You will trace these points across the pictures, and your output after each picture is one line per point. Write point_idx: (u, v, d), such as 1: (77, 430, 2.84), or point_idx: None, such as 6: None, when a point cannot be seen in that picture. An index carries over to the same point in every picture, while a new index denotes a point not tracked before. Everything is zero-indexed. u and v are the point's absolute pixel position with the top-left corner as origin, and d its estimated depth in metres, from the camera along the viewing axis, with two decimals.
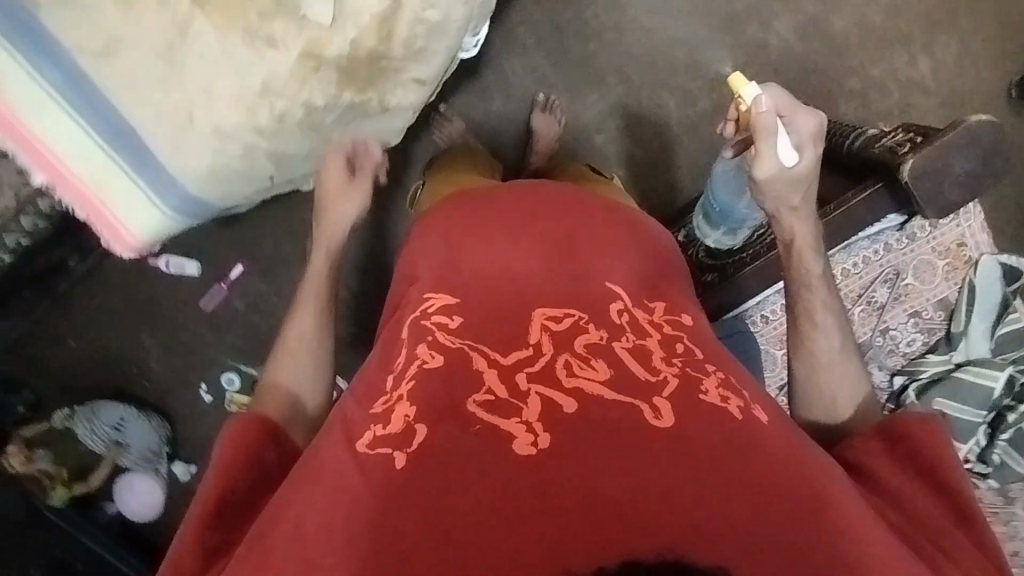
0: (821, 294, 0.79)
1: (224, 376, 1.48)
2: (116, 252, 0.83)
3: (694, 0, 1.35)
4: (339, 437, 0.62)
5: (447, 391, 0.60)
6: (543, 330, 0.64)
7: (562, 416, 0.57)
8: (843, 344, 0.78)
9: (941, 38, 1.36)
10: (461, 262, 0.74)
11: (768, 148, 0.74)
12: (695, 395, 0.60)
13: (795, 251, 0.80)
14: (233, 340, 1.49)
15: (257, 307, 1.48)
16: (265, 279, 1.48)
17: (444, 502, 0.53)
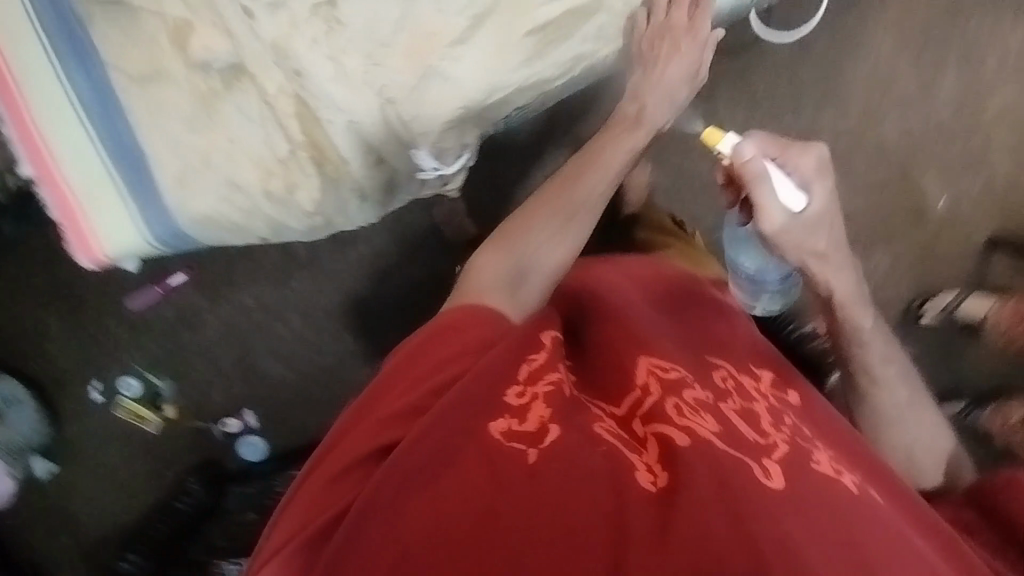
0: (878, 349, 0.88)
1: (125, 379, 1.54)
2: (77, 260, 0.80)
3: (677, 155, 1.37)
4: (473, 407, 0.63)
5: (579, 418, 0.66)
6: (650, 374, 0.74)
7: (678, 450, 0.63)
8: (907, 396, 0.89)
9: (881, 251, 1.38)
10: (595, 328, 0.86)
11: (767, 195, 0.74)
12: (808, 465, 0.66)
13: (840, 310, 0.84)
14: (150, 348, 1.54)
15: (187, 320, 1.54)
16: (203, 294, 1.54)
17: (573, 492, 0.57)
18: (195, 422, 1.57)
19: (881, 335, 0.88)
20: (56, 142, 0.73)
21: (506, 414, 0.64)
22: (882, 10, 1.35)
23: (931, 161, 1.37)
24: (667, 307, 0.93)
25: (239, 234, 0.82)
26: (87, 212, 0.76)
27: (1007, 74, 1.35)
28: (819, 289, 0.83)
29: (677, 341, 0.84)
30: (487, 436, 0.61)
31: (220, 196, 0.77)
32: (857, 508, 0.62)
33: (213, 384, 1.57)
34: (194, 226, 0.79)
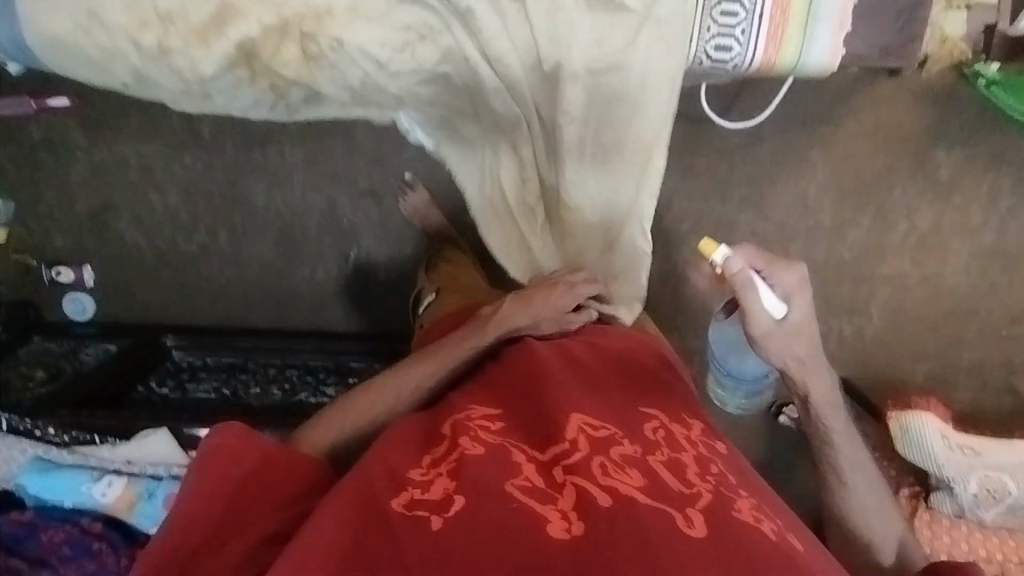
0: (846, 449, 0.88)
1: None
2: None
3: None
4: (377, 484, 0.65)
5: (485, 474, 0.64)
6: (580, 432, 0.69)
7: (594, 506, 0.59)
8: (874, 496, 0.90)
9: None
10: (505, 380, 0.82)
11: (757, 306, 0.77)
12: (728, 513, 0.61)
13: (816, 412, 0.86)
14: (4, 161, 1.42)
15: (56, 149, 1.41)
16: (83, 129, 1.40)
17: (513, 560, 0.55)
18: (26, 257, 1.46)
19: (848, 428, 0.89)
20: None
21: (409, 486, 0.65)
22: (834, 140, 1.39)
23: (818, 292, 1.47)
24: (623, 370, 0.85)
25: (98, 69, 0.89)
26: None
27: (909, 245, 1.44)
28: (795, 391, 0.85)
29: (620, 395, 0.79)
30: (390, 509, 0.61)
31: (80, 25, 0.85)
32: (780, 558, 0.58)
33: (60, 226, 1.45)
34: (48, 43, 0.86)
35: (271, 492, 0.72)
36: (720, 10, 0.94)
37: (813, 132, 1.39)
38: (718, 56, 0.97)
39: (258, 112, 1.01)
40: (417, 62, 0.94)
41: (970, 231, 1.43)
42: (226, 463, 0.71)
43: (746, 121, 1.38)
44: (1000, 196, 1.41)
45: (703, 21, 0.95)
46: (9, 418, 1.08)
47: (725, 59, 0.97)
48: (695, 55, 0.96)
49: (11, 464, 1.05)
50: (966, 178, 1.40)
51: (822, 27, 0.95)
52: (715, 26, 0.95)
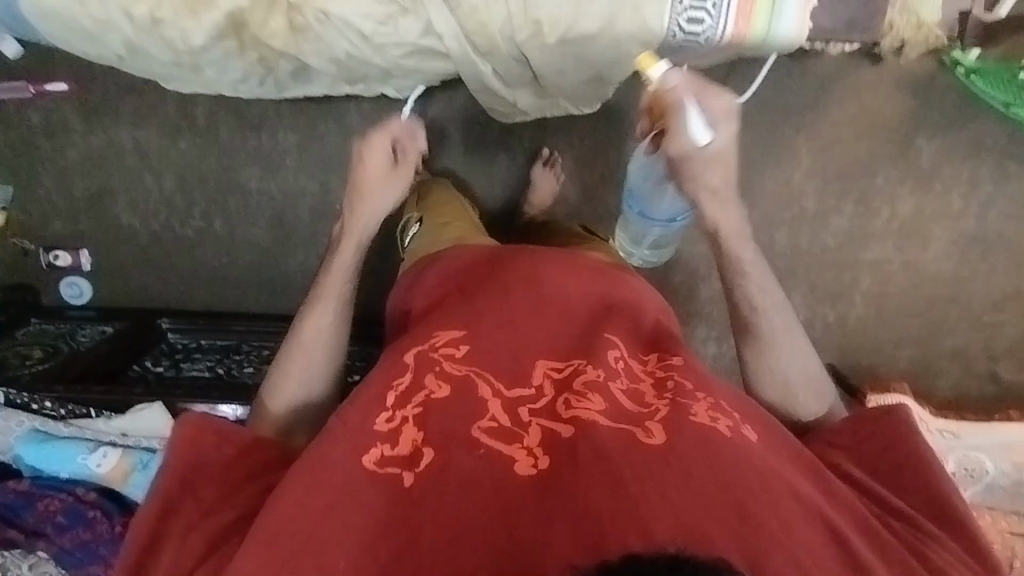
0: (756, 279, 0.90)
1: None
2: None
3: (596, 182, 1.46)
4: (343, 437, 0.69)
5: (450, 419, 0.70)
6: (546, 374, 0.75)
7: (559, 441, 0.68)
8: (787, 325, 0.91)
9: (732, 338, 1.51)
10: (467, 305, 0.84)
11: (677, 129, 0.82)
12: (685, 418, 0.71)
13: (725, 244, 0.90)
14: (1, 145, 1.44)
15: (53, 133, 1.44)
16: (80, 112, 1.43)
17: (478, 505, 0.63)
18: (23, 240, 1.49)
19: (764, 264, 0.91)
20: None
21: (377, 441, 0.69)
22: (817, 128, 1.42)
23: (803, 278, 1.50)
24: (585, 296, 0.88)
25: (89, 40, 0.94)
26: None
27: (892, 232, 1.47)
28: (710, 221, 0.90)
29: (584, 320, 0.83)
30: (359, 467, 0.67)
31: None
32: (731, 452, 0.69)
33: (57, 209, 1.48)
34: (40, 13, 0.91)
35: (237, 463, 0.76)
36: None
37: (798, 121, 1.41)
38: (690, 29, 0.97)
39: (247, 85, 1.05)
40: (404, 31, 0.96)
41: (953, 217, 1.46)
42: (192, 449, 0.75)
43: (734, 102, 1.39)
44: (982, 183, 1.44)
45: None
46: (7, 391, 1.11)
47: (698, 32, 0.98)
48: (670, 28, 0.97)
49: (7, 435, 1.07)
50: (949, 165, 1.43)
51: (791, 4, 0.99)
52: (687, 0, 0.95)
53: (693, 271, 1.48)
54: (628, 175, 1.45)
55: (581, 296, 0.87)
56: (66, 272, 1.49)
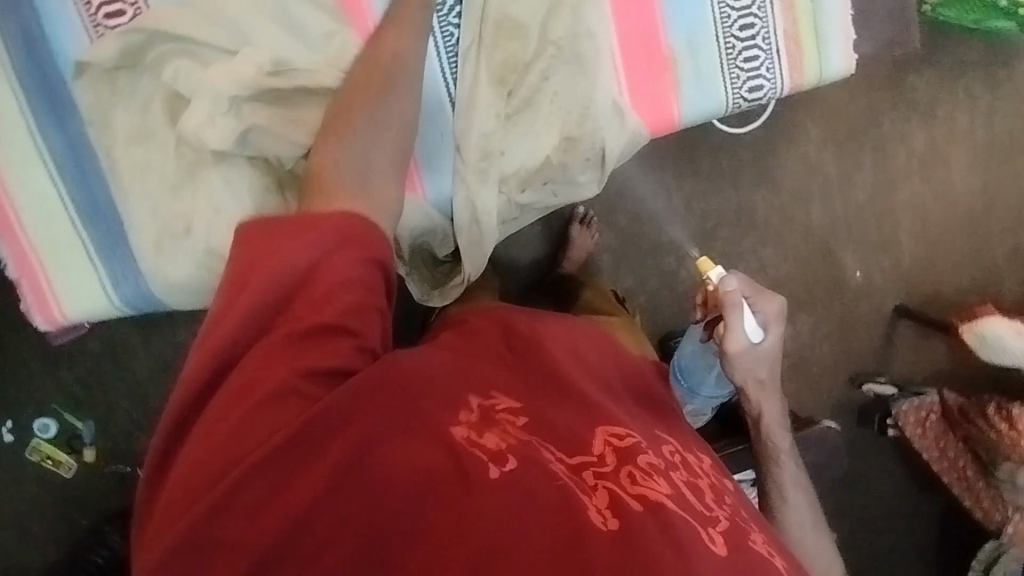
0: (790, 471, 0.93)
1: (40, 421, 1.46)
2: (34, 324, 0.92)
3: (633, 218, 1.45)
4: (438, 410, 0.63)
5: (529, 445, 0.62)
6: (607, 445, 0.67)
7: (629, 510, 0.58)
8: (811, 520, 0.94)
9: (804, 315, 1.54)
10: (518, 367, 0.79)
11: (733, 325, 0.78)
12: (745, 542, 0.63)
13: (766, 433, 0.91)
14: (70, 384, 1.46)
15: (116, 356, 1.47)
16: (136, 330, 1.47)
17: (541, 532, 0.54)
18: (116, 466, 1.49)
19: (798, 461, 0.95)
20: (37, 218, 0.89)
21: (461, 424, 0.63)
22: (813, 101, 1.48)
23: (849, 238, 1.54)
24: (621, 388, 0.85)
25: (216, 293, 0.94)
26: (53, 282, 0.90)
27: (914, 168, 1.53)
28: (751, 413, 0.90)
29: (623, 404, 0.80)
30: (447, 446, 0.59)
31: (195, 263, 0.91)
32: None
33: (140, 426, 1.49)
34: (164, 290, 0.92)
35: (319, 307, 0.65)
36: (744, 57, 1.00)
37: (794, 102, 1.48)
38: (753, 96, 1.01)
39: None
40: (486, 175, 0.92)
41: (962, 137, 1.53)
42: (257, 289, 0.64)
43: (745, 124, 1.47)
44: (973, 98, 1.52)
45: (731, 73, 1.00)
46: None
47: (760, 97, 1.02)
48: (733, 102, 1.01)
49: None
50: (940, 94, 1.51)
51: (834, 38, 1.03)
52: (743, 73, 1.00)
53: (746, 267, 1.51)
54: (657, 204, 1.47)
55: (616, 388, 0.84)
56: None
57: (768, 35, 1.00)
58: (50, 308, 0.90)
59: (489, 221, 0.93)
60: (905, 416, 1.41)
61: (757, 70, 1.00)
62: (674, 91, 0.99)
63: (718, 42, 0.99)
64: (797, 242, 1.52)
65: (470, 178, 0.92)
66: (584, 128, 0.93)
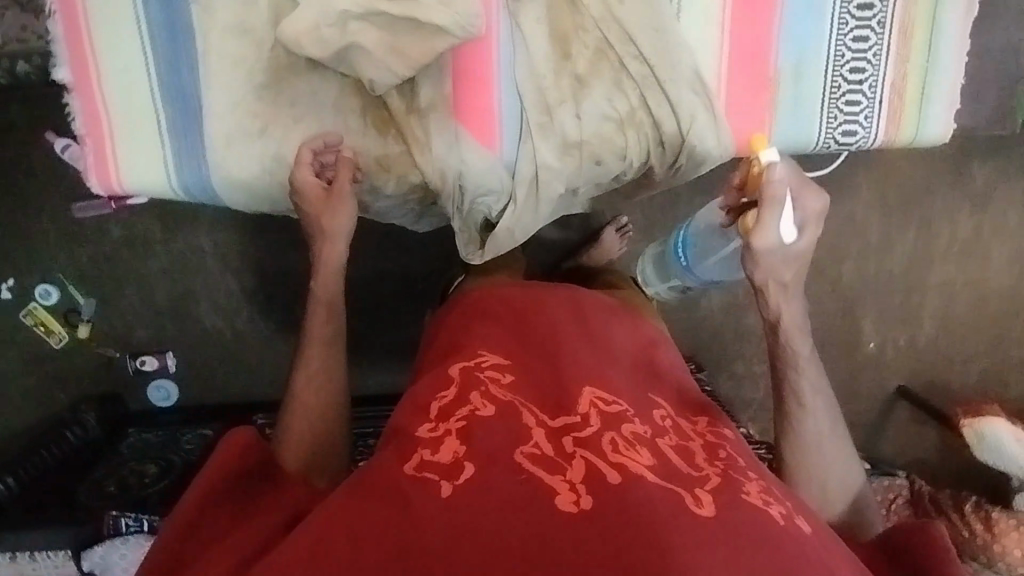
0: (809, 376, 0.90)
1: (43, 286, 1.45)
2: (91, 186, 0.94)
3: (670, 234, 1.45)
4: (389, 448, 0.66)
5: (494, 439, 0.63)
6: (592, 406, 0.68)
7: (601, 479, 0.58)
8: (831, 429, 0.90)
9: None
10: (513, 340, 0.81)
11: (770, 217, 0.78)
12: (737, 495, 0.62)
13: (783, 334, 0.88)
14: (82, 259, 1.46)
15: (133, 244, 1.46)
16: (159, 222, 1.46)
17: (486, 512, 0.56)
18: (106, 349, 1.50)
19: (818, 365, 0.91)
20: (115, 85, 0.91)
21: (418, 446, 0.64)
22: (875, 163, 1.48)
23: (873, 306, 1.54)
24: (636, 358, 0.84)
25: (270, 198, 0.96)
26: (118, 151, 0.93)
27: (954, 253, 1.53)
28: (770, 312, 0.88)
29: (629, 371, 0.80)
30: (398, 471, 0.61)
31: (259, 164, 0.93)
32: (782, 544, 0.58)
33: (141, 317, 1.49)
34: (221, 184, 0.94)
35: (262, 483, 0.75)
36: (845, 100, 0.99)
37: (856, 159, 1.47)
38: (844, 140, 1.02)
39: (412, 218, 1.04)
40: (549, 133, 0.92)
41: (1009, 234, 1.53)
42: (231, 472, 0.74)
43: (805, 169, 1.47)
44: None
45: (829, 111, 1.00)
46: (152, 519, 1.15)
47: (850, 142, 1.02)
48: (824, 140, 1.01)
49: None
50: (999, 186, 1.51)
51: (939, 103, 1.02)
52: (841, 114, 1.00)
53: None
54: None
55: (629, 358, 0.83)
56: (154, 376, 1.50)
57: (876, 83, 0.99)
58: (111, 174, 0.93)
59: (550, 181, 0.93)
60: (875, 488, 1.44)
61: (856, 114, 1.00)
62: (770, 115, 0.99)
63: (826, 77, 0.98)
64: (822, 297, 1.53)
65: (533, 132, 0.91)
66: (666, 113, 0.93)
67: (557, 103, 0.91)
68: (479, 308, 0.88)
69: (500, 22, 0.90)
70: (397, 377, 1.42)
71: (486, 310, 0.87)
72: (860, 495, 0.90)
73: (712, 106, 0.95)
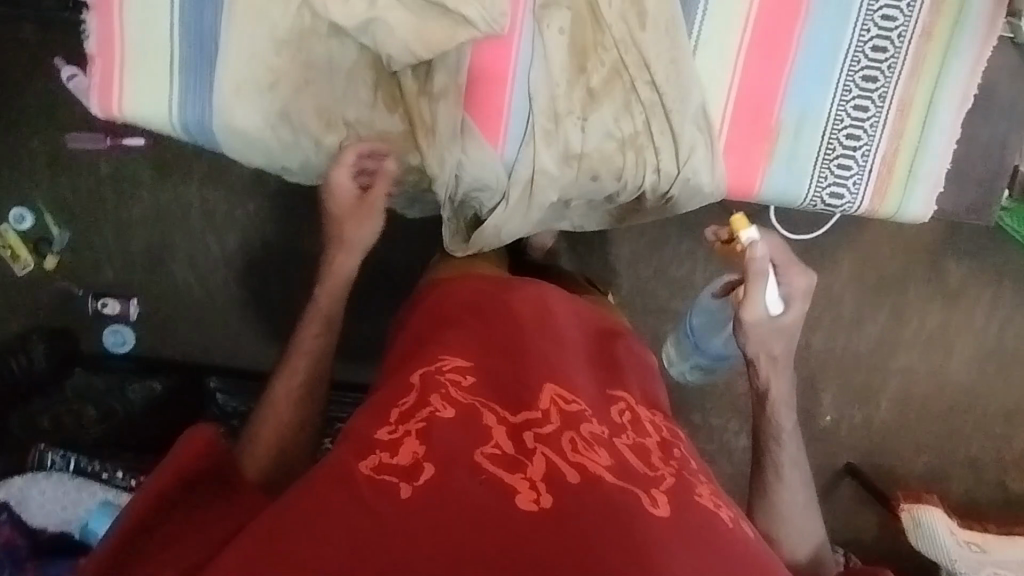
0: (790, 449, 0.94)
1: (19, 210, 1.43)
2: (89, 105, 0.94)
3: (653, 274, 1.47)
4: (342, 449, 0.65)
5: (455, 440, 0.63)
6: (552, 405, 0.69)
7: (562, 480, 0.59)
8: (806, 499, 0.93)
9: None
10: (476, 340, 0.79)
11: (757, 292, 0.84)
12: (690, 494, 0.64)
13: (770, 408, 0.93)
14: (64, 191, 1.43)
15: (120, 186, 1.44)
16: (152, 169, 1.44)
17: (446, 516, 0.55)
18: (70, 286, 1.46)
19: (799, 438, 0.95)
20: (136, 13, 0.92)
21: (376, 450, 0.63)
22: (858, 243, 1.53)
23: (835, 380, 1.57)
24: (596, 359, 0.85)
25: (266, 153, 0.96)
26: (125, 77, 0.93)
27: (919, 342, 1.57)
28: (760, 385, 0.93)
29: (591, 372, 0.81)
30: (354, 473, 0.60)
31: (262, 115, 0.93)
32: (728, 542, 0.62)
33: (112, 259, 1.47)
34: (220, 128, 0.94)
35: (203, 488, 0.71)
36: (838, 163, 1.03)
37: (840, 236, 1.52)
38: (830, 202, 1.05)
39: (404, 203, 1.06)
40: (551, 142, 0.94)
41: (973, 334, 1.58)
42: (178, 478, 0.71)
43: (791, 230, 1.51)
44: (995, 302, 1.57)
45: (819, 170, 1.03)
46: (78, 460, 1.11)
47: (836, 205, 1.05)
48: (811, 199, 1.04)
49: (81, 507, 1.08)
50: (969, 287, 1.56)
51: (924, 184, 1.06)
52: (833, 176, 1.03)
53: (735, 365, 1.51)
54: (681, 272, 1.48)
55: (590, 359, 0.84)
56: (113, 320, 1.47)
57: (868, 153, 1.03)
58: (113, 98, 0.93)
59: (543, 186, 0.96)
60: None
61: (846, 179, 1.03)
62: (765, 163, 1.02)
63: (824, 137, 1.02)
64: None
65: (537, 137, 0.94)
66: (665, 142, 0.96)
67: (566, 113, 0.93)
68: (444, 311, 0.85)
69: (524, 25, 0.93)
70: (358, 366, 1.41)
71: (451, 310, 0.85)
72: (824, 557, 0.95)
73: (711, 144, 0.98)
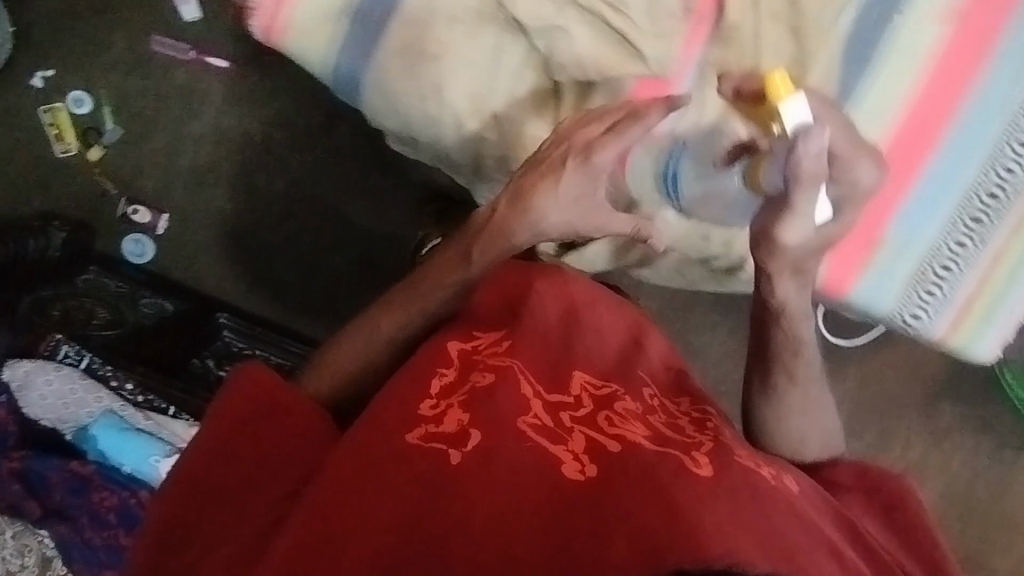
0: (807, 359, 0.88)
1: (78, 94, 1.39)
2: (251, 22, 1.01)
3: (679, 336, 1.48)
4: (386, 414, 0.72)
5: (499, 409, 0.70)
6: (585, 389, 0.76)
7: (603, 450, 0.67)
8: (814, 392, 0.90)
9: None
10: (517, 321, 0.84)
11: (803, 195, 0.66)
12: (729, 457, 0.70)
13: (784, 319, 0.84)
14: (130, 88, 1.41)
15: (188, 100, 1.42)
16: (225, 93, 1.43)
17: (496, 484, 0.63)
18: (105, 182, 1.42)
19: (816, 345, 0.88)
20: None
21: (423, 419, 0.71)
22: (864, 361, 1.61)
23: None
24: (625, 332, 0.88)
25: (401, 116, 0.99)
26: (294, 9, 0.99)
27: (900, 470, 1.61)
28: (777, 307, 0.82)
29: (624, 351, 0.86)
30: (405, 438, 0.68)
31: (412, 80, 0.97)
32: (772, 496, 0.67)
33: (156, 168, 1.43)
34: (365, 81, 0.99)
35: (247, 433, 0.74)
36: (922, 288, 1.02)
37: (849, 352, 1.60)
38: (909, 322, 1.03)
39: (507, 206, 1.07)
40: None
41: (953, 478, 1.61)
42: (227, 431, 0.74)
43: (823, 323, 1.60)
44: (985, 457, 1.60)
45: (908, 289, 1.02)
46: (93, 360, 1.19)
47: (910, 325, 1.04)
48: (891, 315, 1.03)
49: (83, 410, 1.11)
50: (964, 434, 1.60)
51: (994, 331, 1.04)
52: (918, 297, 1.02)
53: None
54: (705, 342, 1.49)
55: (620, 332, 0.88)
56: (138, 229, 1.43)
57: (951, 286, 1.02)
58: (276, 23, 0.99)
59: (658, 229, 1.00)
60: None
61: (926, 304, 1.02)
62: (861, 270, 1.01)
63: (919, 259, 1.01)
64: None
65: None
66: None
67: None
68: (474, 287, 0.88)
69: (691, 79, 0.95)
70: None
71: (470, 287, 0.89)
72: (835, 450, 0.92)
73: None
